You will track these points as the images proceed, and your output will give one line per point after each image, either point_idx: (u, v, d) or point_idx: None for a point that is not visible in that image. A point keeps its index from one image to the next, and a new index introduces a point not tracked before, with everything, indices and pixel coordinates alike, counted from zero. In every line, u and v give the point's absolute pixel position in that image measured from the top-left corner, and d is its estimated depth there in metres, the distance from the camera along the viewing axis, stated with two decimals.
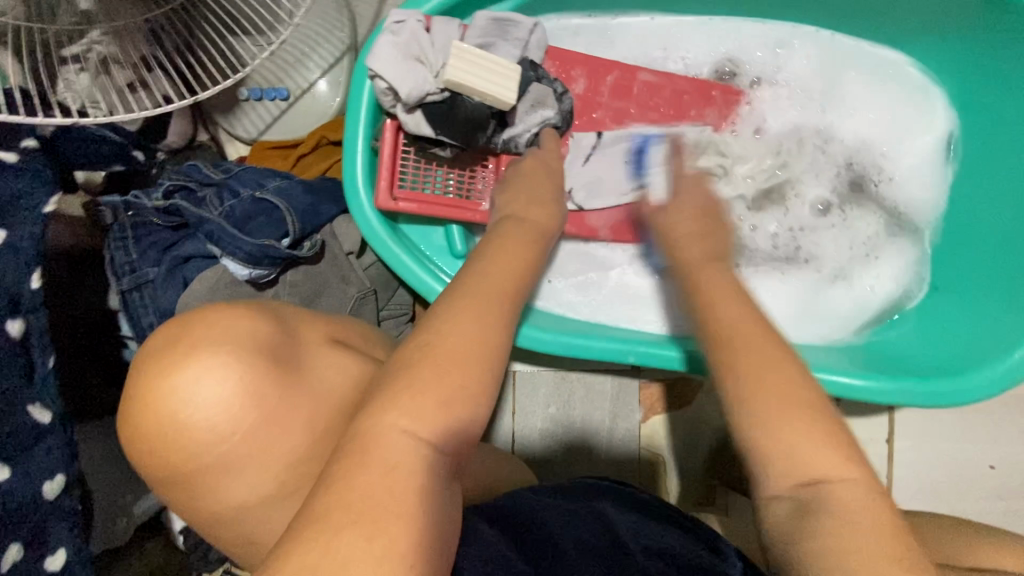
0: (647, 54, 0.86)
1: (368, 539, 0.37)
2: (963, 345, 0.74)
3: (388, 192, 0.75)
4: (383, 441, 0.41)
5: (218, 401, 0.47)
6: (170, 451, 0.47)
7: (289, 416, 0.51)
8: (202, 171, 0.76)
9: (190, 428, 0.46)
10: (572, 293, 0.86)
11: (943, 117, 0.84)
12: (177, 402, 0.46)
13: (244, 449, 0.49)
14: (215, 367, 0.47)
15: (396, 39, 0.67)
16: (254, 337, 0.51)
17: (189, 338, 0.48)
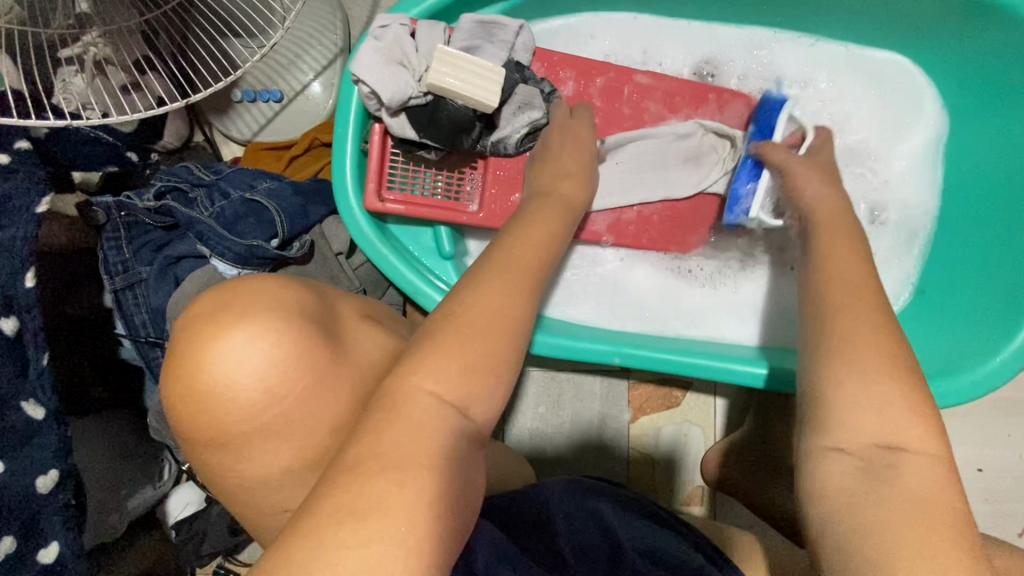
0: (631, 58, 0.87)
1: (399, 486, 0.38)
2: (950, 349, 0.75)
3: (376, 195, 0.76)
4: (408, 403, 0.42)
5: (270, 359, 0.46)
6: (219, 407, 0.46)
7: (334, 382, 0.51)
8: (192, 171, 0.77)
9: (235, 388, 0.45)
10: (577, 294, 0.87)
11: (934, 120, 0.84)
12: (228, 360, 0.45)
13: (289, 410, 0.48)
14: (266, 326, 0.47)
15: (379, 45, 0.68)
16: (299, 304, 0.51)
17: (235, 301, 0.48)
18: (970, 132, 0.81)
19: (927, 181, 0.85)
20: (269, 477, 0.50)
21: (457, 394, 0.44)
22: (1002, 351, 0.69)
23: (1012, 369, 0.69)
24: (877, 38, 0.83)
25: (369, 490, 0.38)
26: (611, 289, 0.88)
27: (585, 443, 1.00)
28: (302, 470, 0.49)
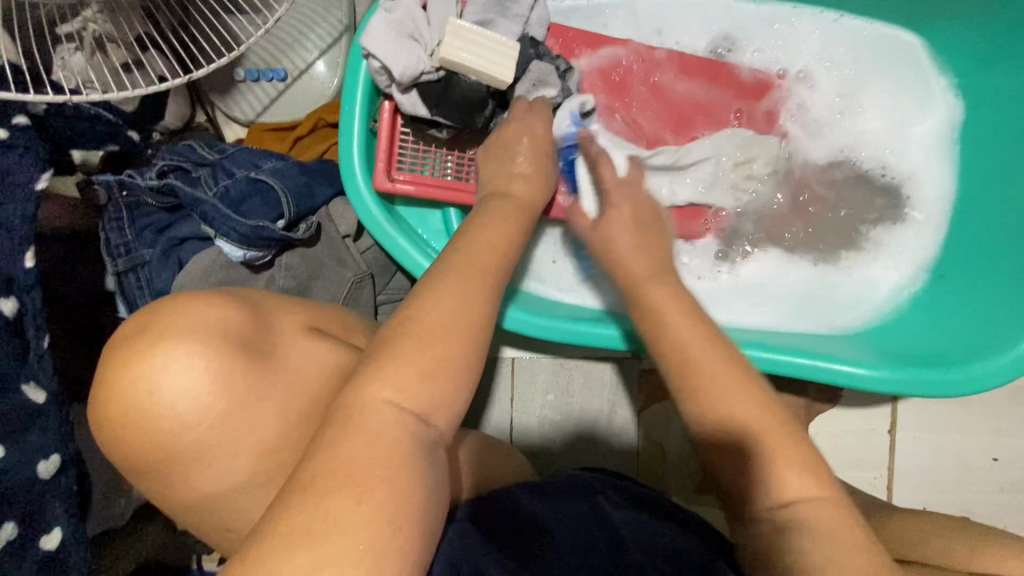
0: (644, 35, 0.84)
1: (354, 504, 0.39)
2: (963, 337, 0.72)
3: (386, 174, 0.74)
4: (361, 416, 0.43)
5: (192, 390, 0.45)
6: (144, 438, 0.45)
7: (260, 404, 0.49)
8: (195, 151, 0.75)
9: (167, 411, 0.45)
10: (563, 277, 0.84)
11: (954, 99, 0.81)
12: (150, 388, 0.44)
13: (218, 436, 0.47)
14: (188, 355, 0.45)
15: (389, 17, 0.66)
16: (225, 326, 0.49)
17: (158, 327, 0.46)
18: (989, 108, 0.78)
19: (945, 162, 0.82)
20: (219, 490, 0.50)
21: (418, 403, 0.45)
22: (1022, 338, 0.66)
23: None
24: (898, 15, 0.81)
25: (324, 507, 0.38)
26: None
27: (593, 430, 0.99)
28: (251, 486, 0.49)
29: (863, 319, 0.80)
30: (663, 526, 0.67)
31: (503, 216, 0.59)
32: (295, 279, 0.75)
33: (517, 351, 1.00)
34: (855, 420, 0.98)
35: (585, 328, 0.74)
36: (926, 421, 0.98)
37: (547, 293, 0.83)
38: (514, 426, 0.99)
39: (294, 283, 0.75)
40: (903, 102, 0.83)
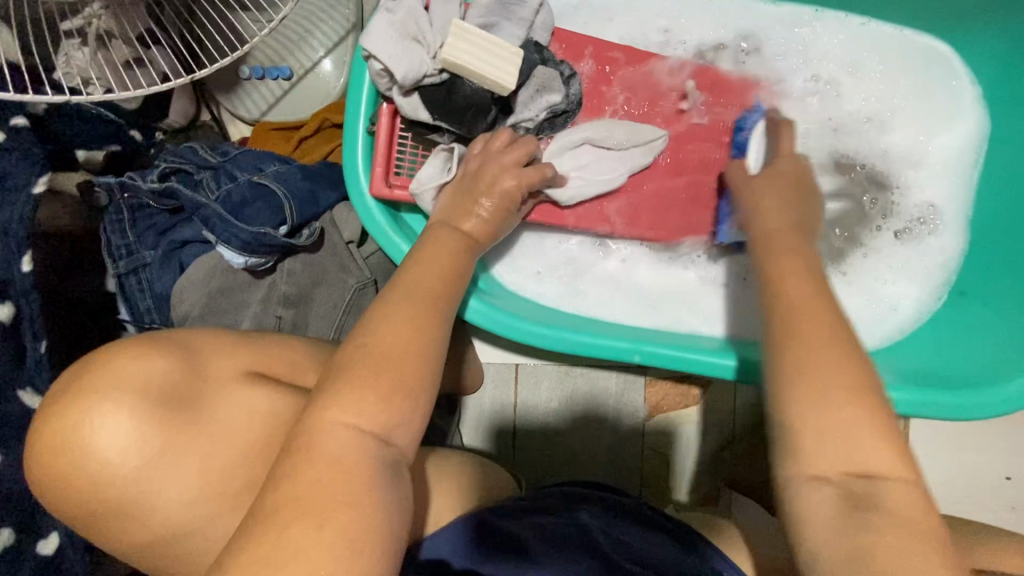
0: (655, 37, 0.82)
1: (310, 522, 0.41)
2: (981, 361, 0.69)
3: (384, 179, 0.72)
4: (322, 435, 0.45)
5: (118, 447, 0.44)
6: (78, 494, 0.44)
7: (182, 459, 0.47)
8: (198, 153, 0.73)
9: (94, 467, 0.43)
10: (570, 283, 0.83)
11: (982, 109, 0.78)
12: (76, 446, 0.43)
13: (154, 485, 0.46)
14: (111, 411, 0.44)
15: (392, 17, 0.65)
16: (152, 377, 0.47)
17: (81, 384, 0.44)
18: (1012, 119, 0.76)
19: (967, 176, 0.79)
20: (177, 530, 0.48)
21: (371, 430, 0.46)
22: None
23: None
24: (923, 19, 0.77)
25: (289, 533, 0.40)
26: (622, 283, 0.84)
27: (591, 439, 0.98)
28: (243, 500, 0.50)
29: (869, 337, 0.78)
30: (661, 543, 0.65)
31: (454, 241, 0.61)
32: (298, 286, 0.74)
33: (519, 357, 0.99)
34: None
35: (589, 339, 0.73)
36: (935, 436, 0.96)
37: (544, 299, 0.82)
38: (517, 433, 0.98)
39: (296, 289, 0.74)
40: (928, 109, 0.80)
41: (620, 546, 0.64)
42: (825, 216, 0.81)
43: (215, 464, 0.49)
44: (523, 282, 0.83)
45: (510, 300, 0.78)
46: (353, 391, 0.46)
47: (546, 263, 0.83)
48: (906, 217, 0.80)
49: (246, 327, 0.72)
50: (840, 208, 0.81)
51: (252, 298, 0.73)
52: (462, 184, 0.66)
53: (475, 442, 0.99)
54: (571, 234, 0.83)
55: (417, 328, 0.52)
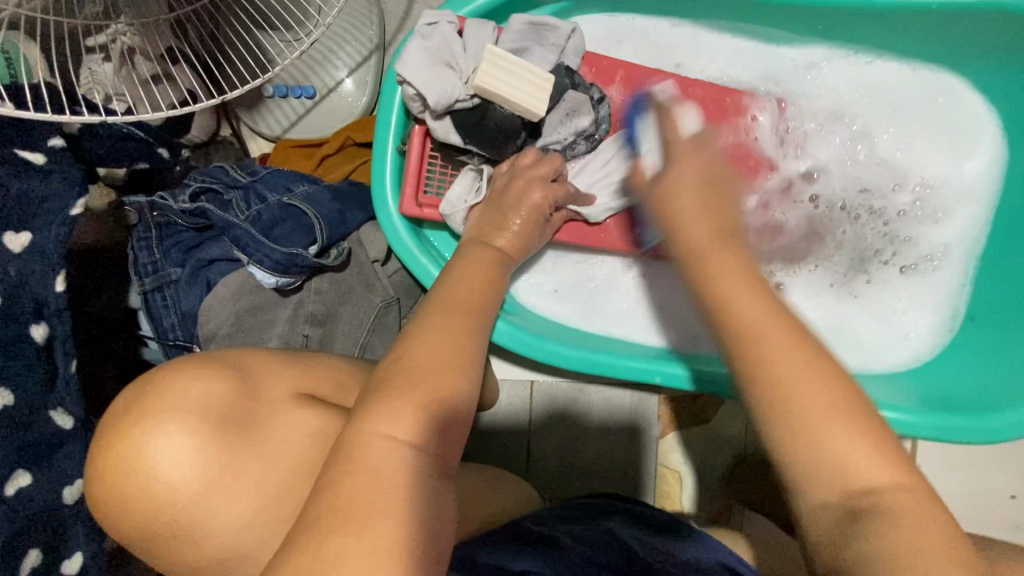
0: (674, 64, 0.84)
1: (355, 539, 0.40)
2: (989, 387, 0.72)
3: (414, 199, 0.73)
4: (364, 450, 0.44)
5: (180, 468, 0.44)
6: (135, 518, 0.44)
7: (233, 482, 0.47)
8: (228, 173, 0.74)
9: (153, 487, 0.44)
10: (589, 303, 0.85)
11: (993, 145, 0.81)
12: (139, 467, 0.43)
13: (210, 509, 0.46)
14: (171, 434, 0.44)
15: (426, 45, 0.67)
16: (210, 400, 0.47)
17: (141, 406, 0.45)
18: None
19: (976, 210, 0.82)
20: (228, 555, 0.49)
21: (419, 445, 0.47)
22: None
23: None
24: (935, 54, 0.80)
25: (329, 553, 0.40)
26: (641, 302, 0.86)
27: (607, 456, 0.99)
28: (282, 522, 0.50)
29: (878, 359, 0.81)
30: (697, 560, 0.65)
31: (488, 262, 0.62)
32: (324, 304, 0.74)
33: (535, 375, 1.00)
34: None
35: (613, 360, 0.74)
36: (942, 455, 0.98)
37: (564, 319, 0.84)
38: (532, 449, 0.99)
39: (323, 308, 0.74)
40: (935, 140, 0.83)
41: (658, 556, 0.64)
42: (832, 239, 0.84)
43: (269, 488, 0.50)
44: (545, 303, 0.84)
45: (531, 319, 0.80)
46: (393, 412, 0.46)
47: (566, 283, 0.85)
48: (917, 250, 0.83)
49: (273, 345, 0.72)
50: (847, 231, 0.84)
51: (279, 316, 0.73)
52: (494, 206, 0.67)
53: (489, 457, 0.99)
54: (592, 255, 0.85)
55: (455, 348, 0.52)
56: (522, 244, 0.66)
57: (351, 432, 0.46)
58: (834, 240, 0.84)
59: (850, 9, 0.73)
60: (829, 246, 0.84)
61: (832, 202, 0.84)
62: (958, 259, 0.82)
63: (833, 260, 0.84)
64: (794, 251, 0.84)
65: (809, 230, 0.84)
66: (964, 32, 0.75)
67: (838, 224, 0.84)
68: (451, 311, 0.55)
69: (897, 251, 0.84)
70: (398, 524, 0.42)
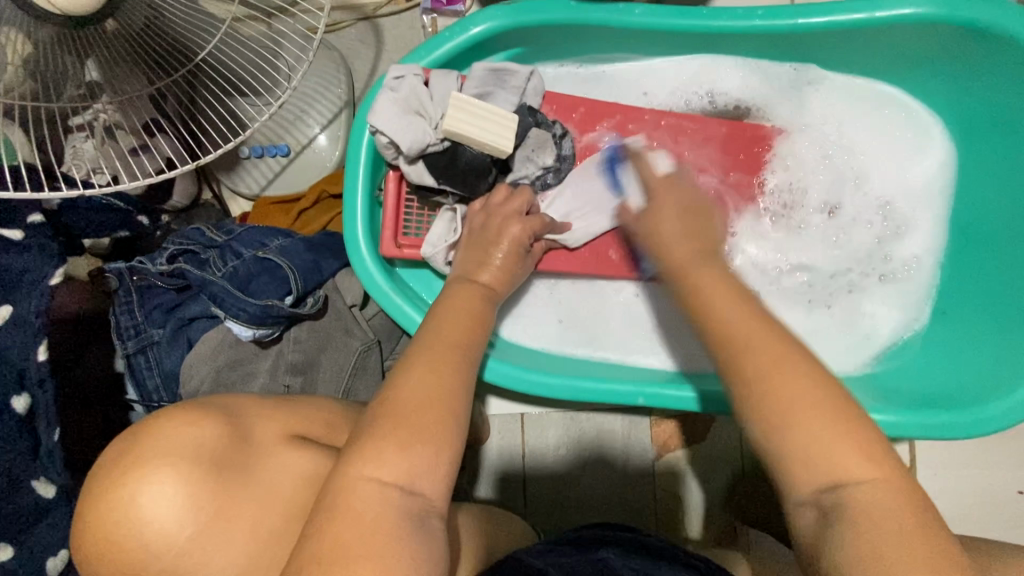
0: (630, 97, 0.88)
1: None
2: (971, 380, 0.74)
3: (392, 241, 0.77)
4: (358, 483, 0.45)
5: (170, 511, 0.45)
6: (127, 573, 0.44)
7: (223, 528, 0.47)
8: (205, 234, 0.76)
9: (143, 536, 0.44)
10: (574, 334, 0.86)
11: (944, 144, 0.84)
12: (130, 511, 0.44)
13: (195, 561, 0.46)
14: (162, 480, 0.44)
15: (395, 96, 0.70)
16: (203, 443, 0.48)
17: (134, 452, 0.45)
18: (979, 157, 0.81)
19: (938, 209, 0.84)
20: None
21: (399, 476, 0.46)
22: None
23: None
24: (889, 66, 0.83)
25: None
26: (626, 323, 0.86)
27: (604, 484, 0.98)
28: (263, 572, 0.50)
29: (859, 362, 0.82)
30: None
31: (474, 295, 0.63)
32: (303, 353, 0.76)
33: (523, 408, 1.00)
34: None
35: (596, 385, 0.75)
36: (943, 456, 0.96)
37: (547, 348, 0.85)
38: (527, 484, 0.98)
39: (302, 357, 0.76)
40: (888, 144, 0.86)
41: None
42: (802, 248, 0.86)
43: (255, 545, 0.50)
44: (528, 334, 0.85)
45: (516, 353, 0.81)
46: (376, 450, 0.47)
47: (547, 313, 0.86)
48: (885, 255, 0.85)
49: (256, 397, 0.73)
50: (814, 239, 0.86)
51: (260, 368, 0.74)
52: (476, 241, 0.69)
53: (489, 495, 0.98)
54: (573, 282, 0.86)
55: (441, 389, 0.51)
56: (508, 277, 0.68)
57: (341, 471, 0.47)
58: (805, 248, 0.86)
59: (807, 28, 0.76)
60: (800, 255, 0.86)
61: (797, 214, 0.86)
62: (927, 257, 0.84)
63: (806, 269, 0.86)
64: (765, 263, 0.86)
65: (777, 242, 0.86)
66: (918, 43, 0.77)
67: (806, 232, 0.86)
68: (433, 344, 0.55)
69: (867, 255, 0.85)
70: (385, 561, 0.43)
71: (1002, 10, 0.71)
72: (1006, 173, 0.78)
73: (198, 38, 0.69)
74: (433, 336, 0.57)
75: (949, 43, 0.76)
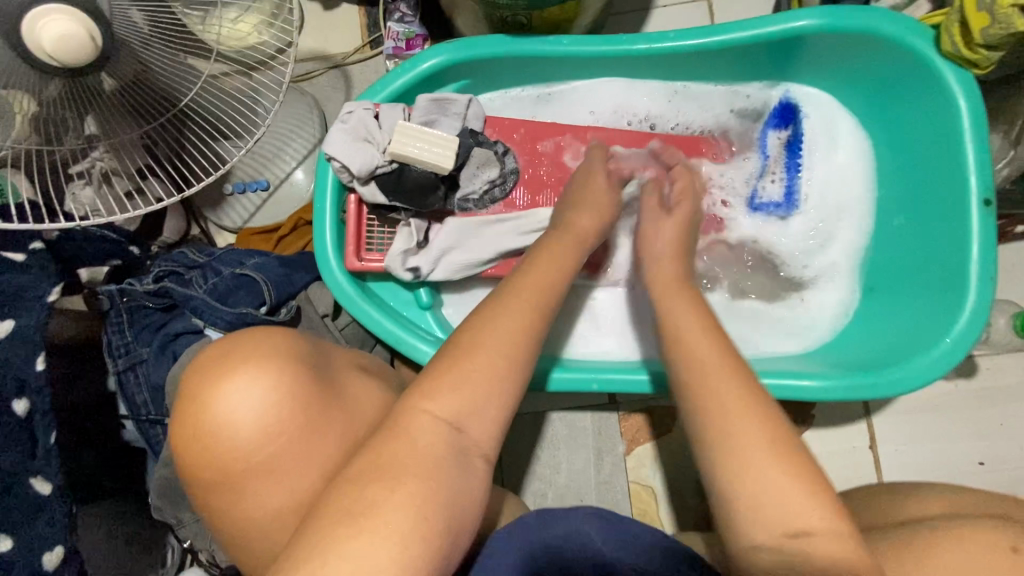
0: (572, 117, 0.98)
1: (391, 491, 0.48)
2: (899, 342, 0.81)
3: (356, 255, 0.85)
4: (416, 424, 0.52)
5: (256, 402, 0.55)
6: (226, 450, 0.54)
7: (305, 427, 0.56)
8: (188, 256, 0.84)
9: (233, 423, 0.54)
10: (572, 335, 0.93)
11: (856, 136, 0.93)
12: (225, 400, 0.54)
13: (275, 449, 0.55)
14: (253, 375, 0.55)
15: (345, 127, 0.80)
16: (288, 355, 0.59)
17: (234, 356, 0.57)
18: (889, 147, 0.89)
19: (861, 195, 0.92)
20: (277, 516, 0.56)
21: (451, 413, 0.54)
22: (946, 333, 0.75)
23: (959, 349, 0.74)
24: (798, 75, 0.92)
25: (364, 496, 0.47)
26: (620, 318, 0.95)
27: (580, 481, 1.02)
28: (238, 532, 0.57)
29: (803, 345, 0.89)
30: (652, 555, 0.65)
31: (563, 244, 0.71)
32: None
33: None
34: (833, 440, 1.00)
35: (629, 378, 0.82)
36: (902, 432, 1.01)
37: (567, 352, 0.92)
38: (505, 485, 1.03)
39: None
40: (807, 141, 0.95)
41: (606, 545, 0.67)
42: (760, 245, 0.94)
43: (298, 471, 0.56)
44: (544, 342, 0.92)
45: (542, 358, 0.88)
46: (435, 386, 0.55)
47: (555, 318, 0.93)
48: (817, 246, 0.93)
49: None
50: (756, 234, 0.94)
51: None
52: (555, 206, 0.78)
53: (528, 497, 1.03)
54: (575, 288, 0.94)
55: (514, 351, 0.58)
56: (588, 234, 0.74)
57: (404, 412, 0.54)
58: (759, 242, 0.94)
59: (718, 48, 0.85)
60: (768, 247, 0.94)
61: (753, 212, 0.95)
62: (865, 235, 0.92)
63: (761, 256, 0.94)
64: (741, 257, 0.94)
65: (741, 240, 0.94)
66: (821, 51, 0.86)
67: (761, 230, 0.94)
68: (518, 291, 0.63)
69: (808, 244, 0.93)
70: (425, 482, 0.49)
71: (891, 20, 0.78)
72: (909, 155, 0.86)
73: (180, 85, 0.76)
74: (506, 280, 0.66)
75: (842, 49, 0.85)
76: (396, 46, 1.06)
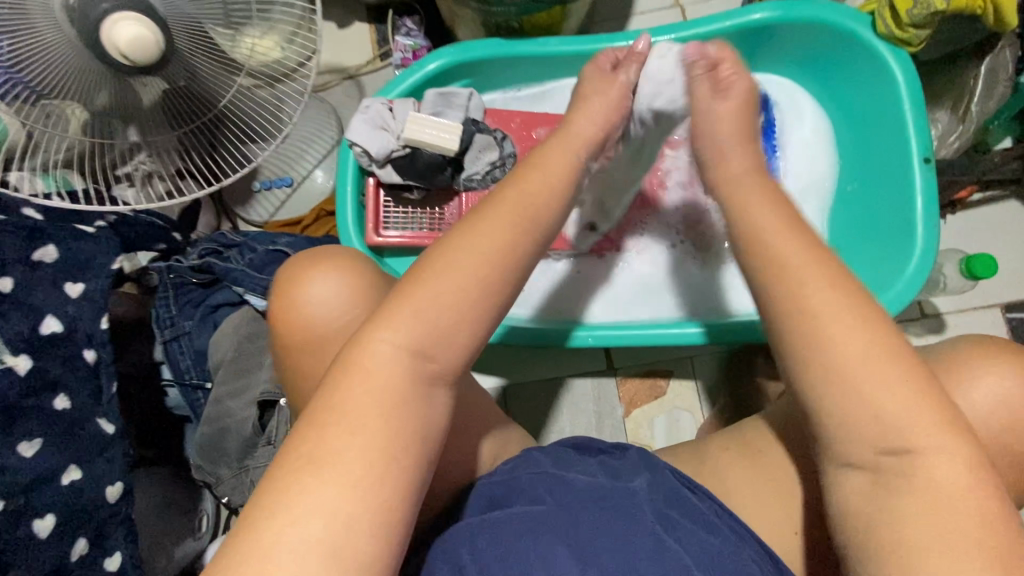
0: (564, 109, 1.10)
1: (351, 433, 0.45)
2: (861, 292, 0.90)
3: (375, 232, 0.97)
4: (371, 356, 0.48)
5: (332, 292, 0.64)
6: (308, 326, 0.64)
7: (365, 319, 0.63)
8: (225, 237, 0.95)
9: (316, 306, 0.64)
10: (551, 301, 1.05)
11: (820, 114, 1.04)
12: (310, 288, 0.64)
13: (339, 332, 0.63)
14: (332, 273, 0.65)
15: (365, 116, 0.91)
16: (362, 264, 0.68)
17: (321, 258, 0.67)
18: (849, 121, 1.00)
19: (825, 166, 1.03)
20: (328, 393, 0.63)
21: (415, 343, 0.48)
22: (899, 280, 0.84)
23: (909, 295, 0.83)
24: (764, 64, 1.03)
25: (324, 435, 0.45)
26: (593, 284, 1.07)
27: None
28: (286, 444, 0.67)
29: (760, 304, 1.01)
30: (669, 475, 0.65)
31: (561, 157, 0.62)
32: None
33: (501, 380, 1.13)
34: None
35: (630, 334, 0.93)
36: None
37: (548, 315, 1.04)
38: None
39: None
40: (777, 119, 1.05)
41: None
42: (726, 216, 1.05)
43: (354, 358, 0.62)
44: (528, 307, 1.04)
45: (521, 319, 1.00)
46: (401, 310, 0.49)
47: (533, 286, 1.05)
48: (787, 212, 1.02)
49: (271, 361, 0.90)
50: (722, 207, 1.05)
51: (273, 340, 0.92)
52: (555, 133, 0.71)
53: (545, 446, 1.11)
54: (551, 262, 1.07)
55: (484, 276, 0.52)
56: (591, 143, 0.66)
57: (361, 342, 0.49)
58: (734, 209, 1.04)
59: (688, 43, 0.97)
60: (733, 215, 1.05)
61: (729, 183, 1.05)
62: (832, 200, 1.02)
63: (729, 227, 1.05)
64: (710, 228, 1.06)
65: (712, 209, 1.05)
66: (784, 40, 0.97)
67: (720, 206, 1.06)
68: (494, 208, 0.56)
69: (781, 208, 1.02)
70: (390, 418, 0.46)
71: (836, 11, 0.90)
72: (868, 127, 0.96)
73: (220, 89, 0.82)
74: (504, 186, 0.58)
75: (800, 37, 0.96)
76: (404, 57, 1.19)
